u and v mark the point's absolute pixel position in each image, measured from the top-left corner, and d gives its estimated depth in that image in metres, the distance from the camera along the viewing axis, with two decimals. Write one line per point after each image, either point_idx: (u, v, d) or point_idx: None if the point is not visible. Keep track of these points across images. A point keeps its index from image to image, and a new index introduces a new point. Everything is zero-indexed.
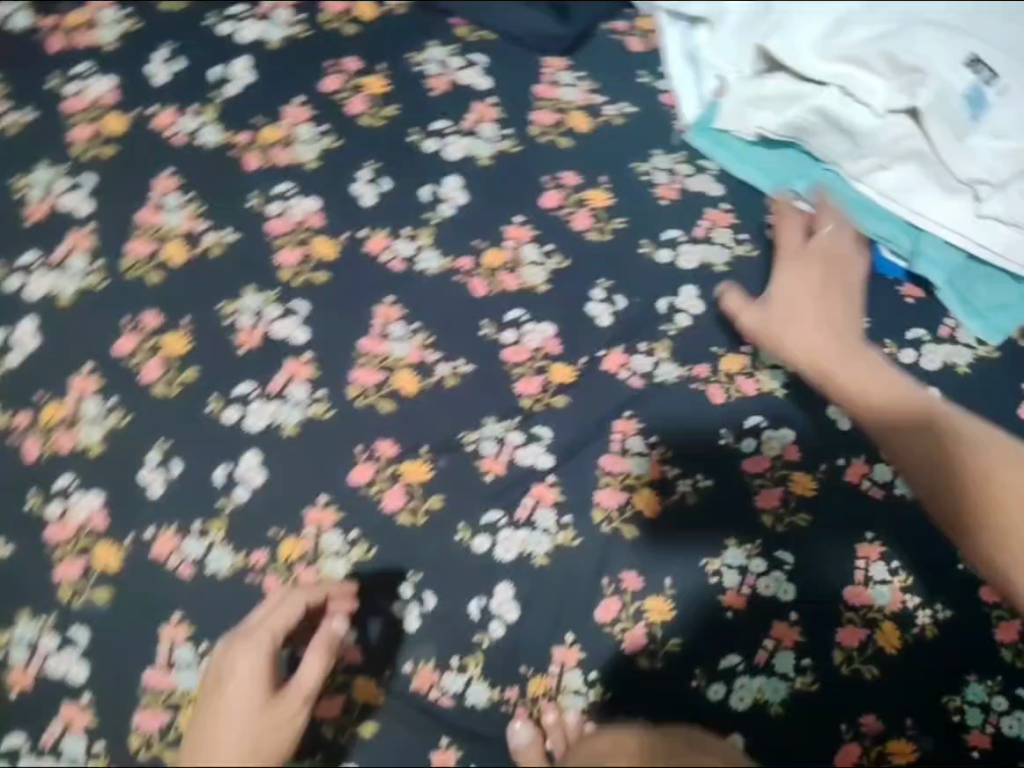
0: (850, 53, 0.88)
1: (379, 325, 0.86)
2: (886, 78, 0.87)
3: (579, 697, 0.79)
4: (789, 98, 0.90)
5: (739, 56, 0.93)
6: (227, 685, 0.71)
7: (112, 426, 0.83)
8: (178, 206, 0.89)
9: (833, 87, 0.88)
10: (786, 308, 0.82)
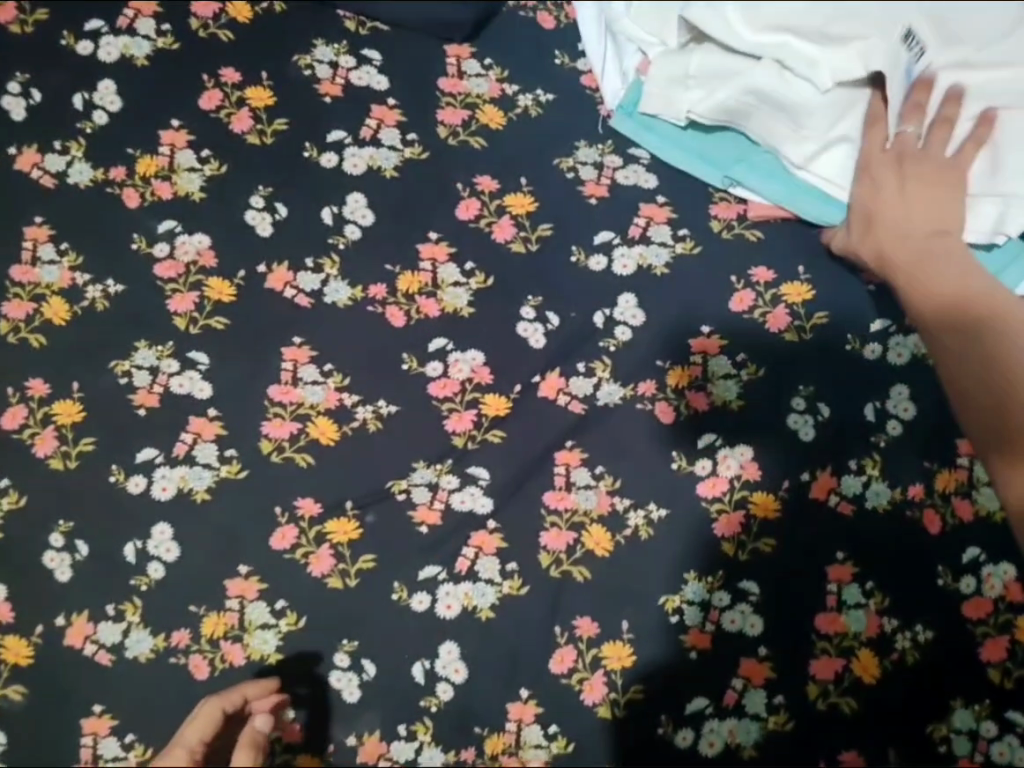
0: (779, 21, 0.81)
1: (289, 369, 0.79)
2: (823, 41, 0.79)
3: (540, 751, 0.73)
4: (720, 76, 0.81)
5: (662, 25, 0.82)
6: None
7: (6, 510, 0.76)
8: (53, 258, 0.81)
9: (768, 59, 0.80)
10: (880, 233, 0.77)
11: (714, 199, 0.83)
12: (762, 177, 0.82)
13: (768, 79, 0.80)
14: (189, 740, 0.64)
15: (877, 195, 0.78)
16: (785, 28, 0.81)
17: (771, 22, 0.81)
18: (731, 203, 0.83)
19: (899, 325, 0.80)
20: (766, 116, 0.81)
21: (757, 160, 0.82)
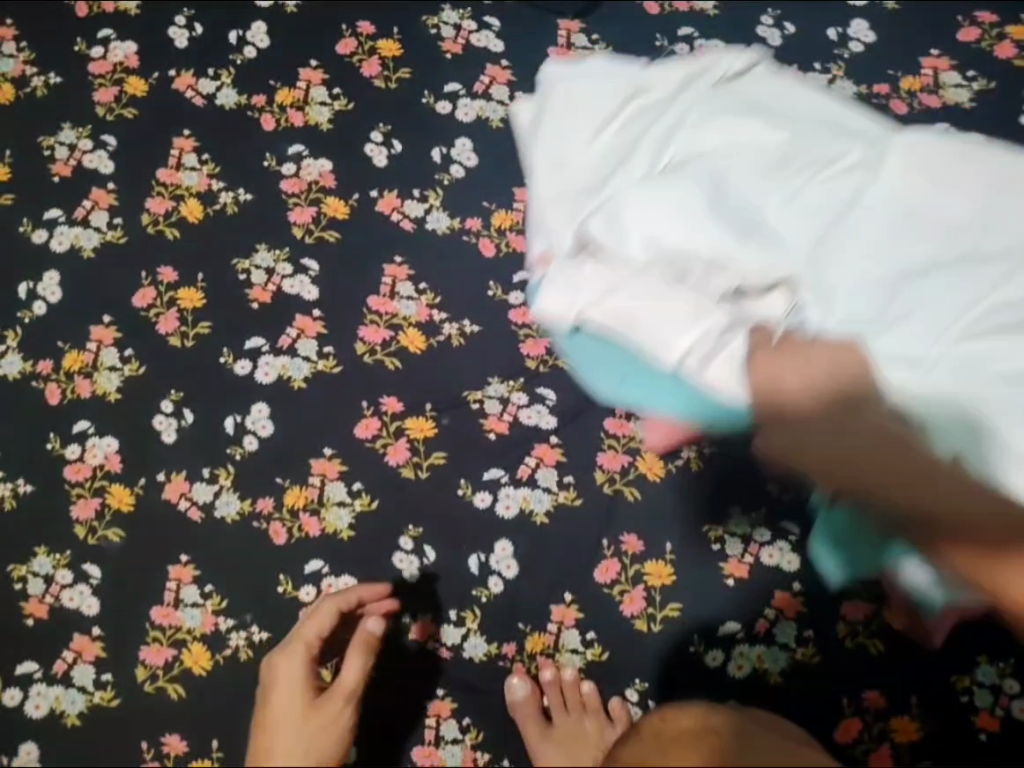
0: (678, 228, 0.79)
1: (388, 283, 0.88)
2: (708, 254, 0.78)
3: (576, 656, 0.79)
4: (614, 280, 0.76)
5: (564, 221, 0.81)
6: (270, 697, 0.69)
7: (128, 374, 0.86)
8: (195, 166, 0.91)
9: (652, 271, 0.77)
10: (787, 424, 0.70)
11: None
12: (652, 396, 0.76)
13: (656, 285, 0.75)
14: (308, 637, 0.72)
15: (790, 375, 0.70)
16: (680, 216, 0.79)
17: (667, 195, 0.79)
18: None
19: None
20: (658, 319, 0.75)
21: (648, 372, 0.76)
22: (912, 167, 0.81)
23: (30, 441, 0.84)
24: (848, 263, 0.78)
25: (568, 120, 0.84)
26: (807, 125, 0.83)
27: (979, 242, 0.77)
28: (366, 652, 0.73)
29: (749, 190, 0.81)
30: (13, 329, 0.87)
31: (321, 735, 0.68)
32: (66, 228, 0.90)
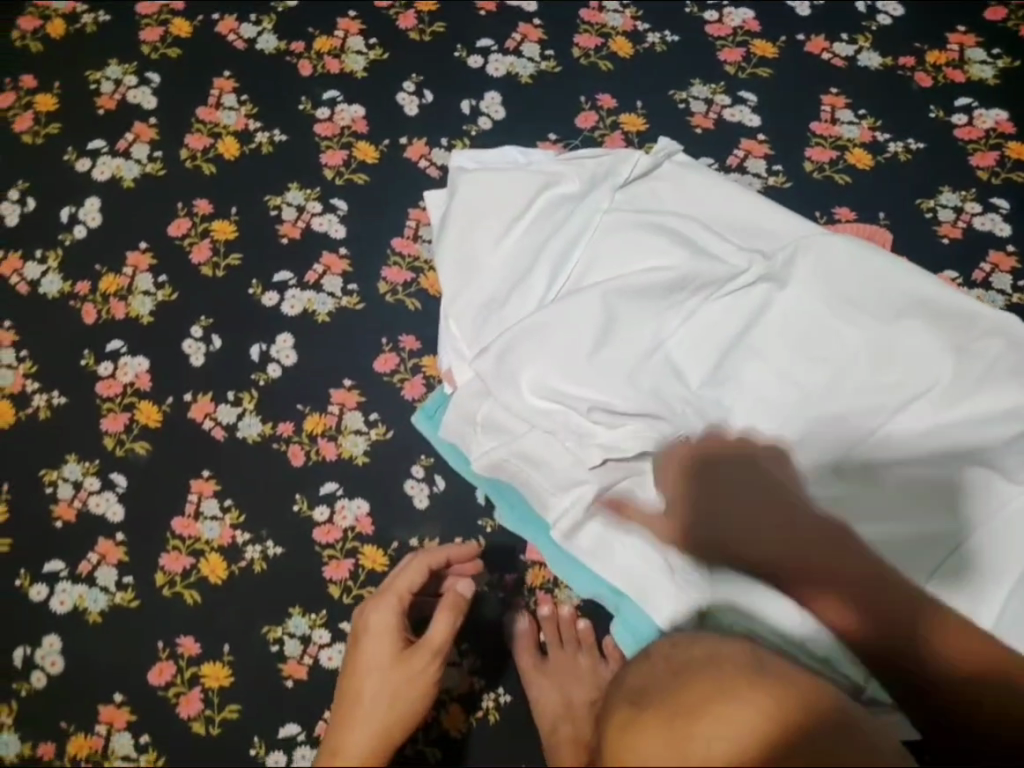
0: (567, 361, 0.79)
1: (412, 227, 0.91)
2: (607, 357, 0.79)
3: (574, 592, 0.85)
4: (507, 421, 0.81)
5: (473, 334, 0.83)
6: (363, 642, 0.72)
7: (161, 299, 0.90)
8: (233, 106, 0.95)
9: (543, 417, 0.79)
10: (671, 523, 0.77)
11: (811, 143, 0.91)
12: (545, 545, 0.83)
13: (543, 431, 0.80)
14: (400, 588, 0.74)
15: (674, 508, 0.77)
16: (578, 348, 0.79)
17: (560, 335, 0.79)
18: (826, 149, 0.91)
19: (966, 279, 0.86)
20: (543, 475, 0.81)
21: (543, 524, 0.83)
22: (819, 307, 0.79)
23: (66, 357, 0.89)
24: (736, 338, 0.79)
25: (480, 315, 0.83)
26: (702, 210, 0.85)
27: (882, 377, 0.77)
28: (454, 612, 0.74)
29: (637, 312, 0.80)
30: (55, 251, 0.91)
31: (403, 687, 0.70)
32: (108, 158, 0.94)
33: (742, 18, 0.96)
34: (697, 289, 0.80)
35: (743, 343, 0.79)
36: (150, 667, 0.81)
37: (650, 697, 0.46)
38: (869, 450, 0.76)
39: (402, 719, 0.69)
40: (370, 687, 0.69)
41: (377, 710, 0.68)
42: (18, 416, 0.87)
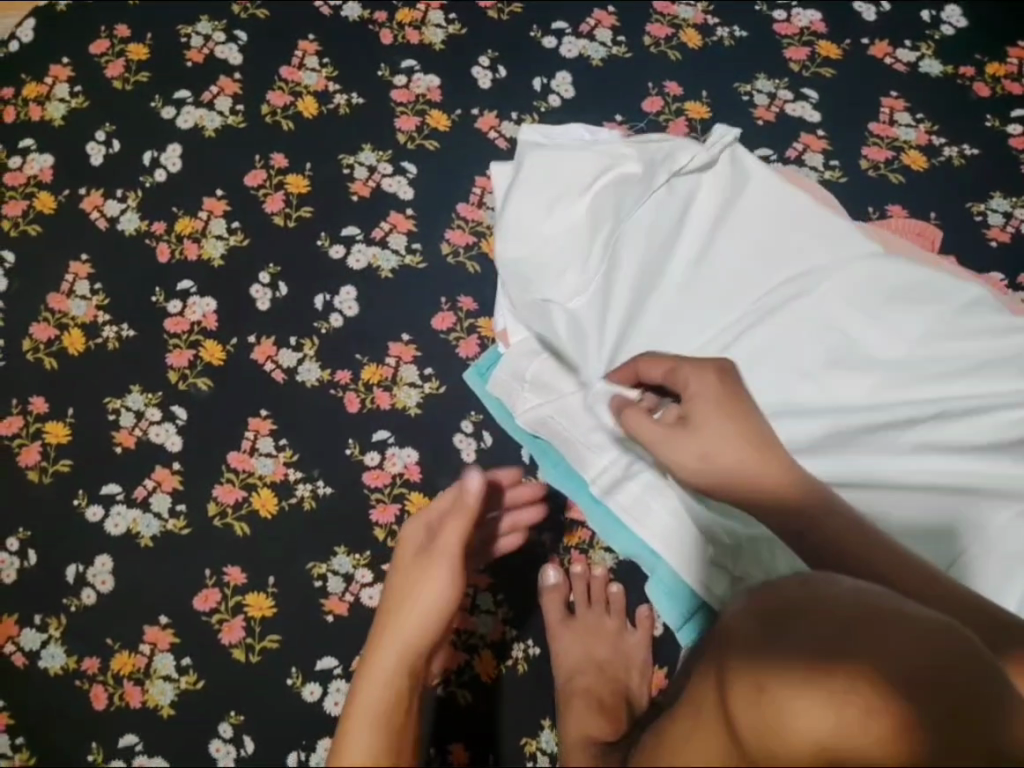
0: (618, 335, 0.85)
1: (477, 194, 0.95)
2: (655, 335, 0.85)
3: (608, 555, 0.88)
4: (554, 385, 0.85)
5: (527, 302, 0.87)
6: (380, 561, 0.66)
7: (233, 243, 0.94)
8: (315, 68, 0.99)
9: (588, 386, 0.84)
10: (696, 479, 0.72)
11: (869, 142, 0.94)
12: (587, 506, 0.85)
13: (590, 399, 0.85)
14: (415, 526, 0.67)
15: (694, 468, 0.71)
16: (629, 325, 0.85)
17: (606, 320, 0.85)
18: (883, 148, 0.94)
19: (1013, 283, 0.88)
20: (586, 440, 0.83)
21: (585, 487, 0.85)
22: (859, 306, 0.82)
23: (139, 292, 0.93)
24: (775, 332, 0.81)
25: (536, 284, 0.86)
26: (758, 200, 0.87)
27: (912, 377, 0.80)
28: (467, 522, 0.67)
29: (681, 301, 0.85)
30: (135, 191, 0.96)
31: (421, 608, 0.61)
32: (192, 109, 0.98)
33: (809, 19, 0.99)
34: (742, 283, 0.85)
35: (781, 333, 0.82)
36: (197, 592, 0.84)
37: (782, 625, 0.47)
38: (910, 435, 0.78)
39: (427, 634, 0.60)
40: (393, 618, 0.60)
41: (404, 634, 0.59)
42: (88, 345, 0.92)
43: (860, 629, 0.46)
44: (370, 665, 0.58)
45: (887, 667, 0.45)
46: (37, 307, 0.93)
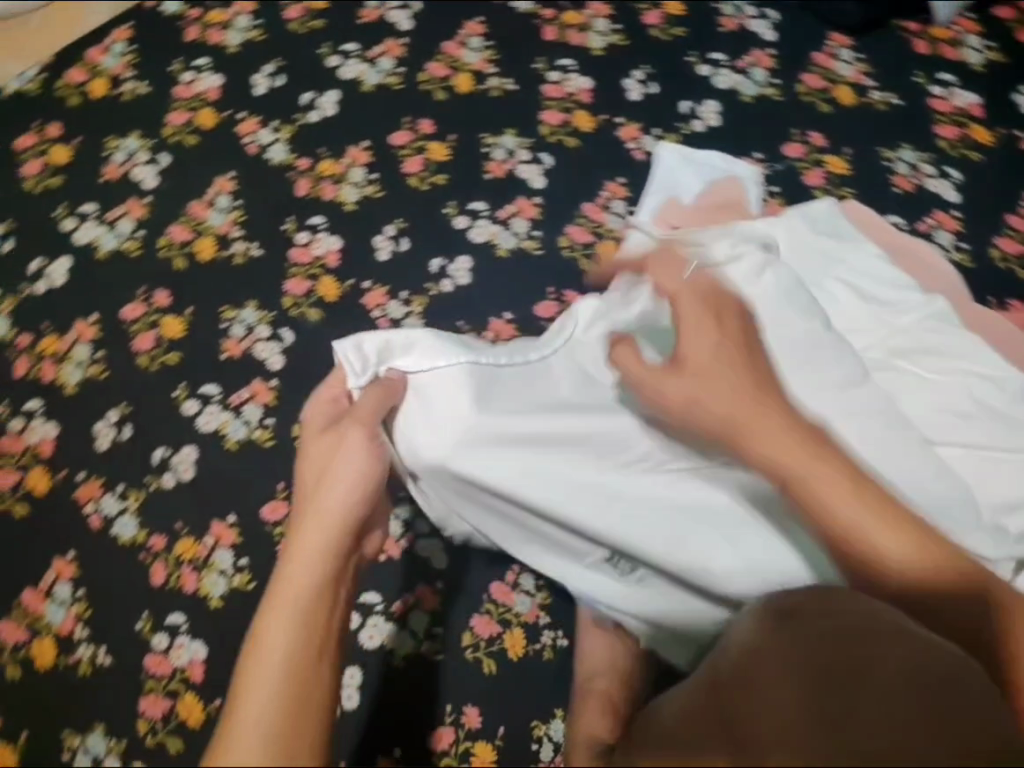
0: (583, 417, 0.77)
1: (605, 197, 0.98)
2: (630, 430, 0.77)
3: None
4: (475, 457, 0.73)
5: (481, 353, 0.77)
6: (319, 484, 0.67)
7: (368, 193, 1.00)
8: (477, 48, 1.04)
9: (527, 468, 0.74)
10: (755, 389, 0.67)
11: (1002, 233, 0.95)
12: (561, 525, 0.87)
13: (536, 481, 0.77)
14: (314, 447, 0.70)
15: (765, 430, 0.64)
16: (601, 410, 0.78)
17: (514, 425, 0.72)
18: (1015, 242, 0.94)
19: None
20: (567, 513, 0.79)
21: None
22: None
23: (272, 218, 1.00)
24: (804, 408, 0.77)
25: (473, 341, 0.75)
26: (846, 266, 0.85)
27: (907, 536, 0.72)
28: (368, 430, 0.69)
29: None
30: (288, 125, 1.03)
31: (326, 509, 0.64)
32: (356, 62, 1.05)
33: (966, 102, 1.01)
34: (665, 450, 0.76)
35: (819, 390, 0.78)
36: (267, 503, 0.90)
37: (789, 629, 0.53)
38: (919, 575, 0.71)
39: (338, 533, 0.64)
40: (303, 531, 0.64)
41: (316, 538, 0.63)
42: (217, 255, 0.99)
43: (835, 655, 0.50)
44: (289, 561, 0.62)
45: (854, 729, 0.46)
46: (178, 211, 1.00)
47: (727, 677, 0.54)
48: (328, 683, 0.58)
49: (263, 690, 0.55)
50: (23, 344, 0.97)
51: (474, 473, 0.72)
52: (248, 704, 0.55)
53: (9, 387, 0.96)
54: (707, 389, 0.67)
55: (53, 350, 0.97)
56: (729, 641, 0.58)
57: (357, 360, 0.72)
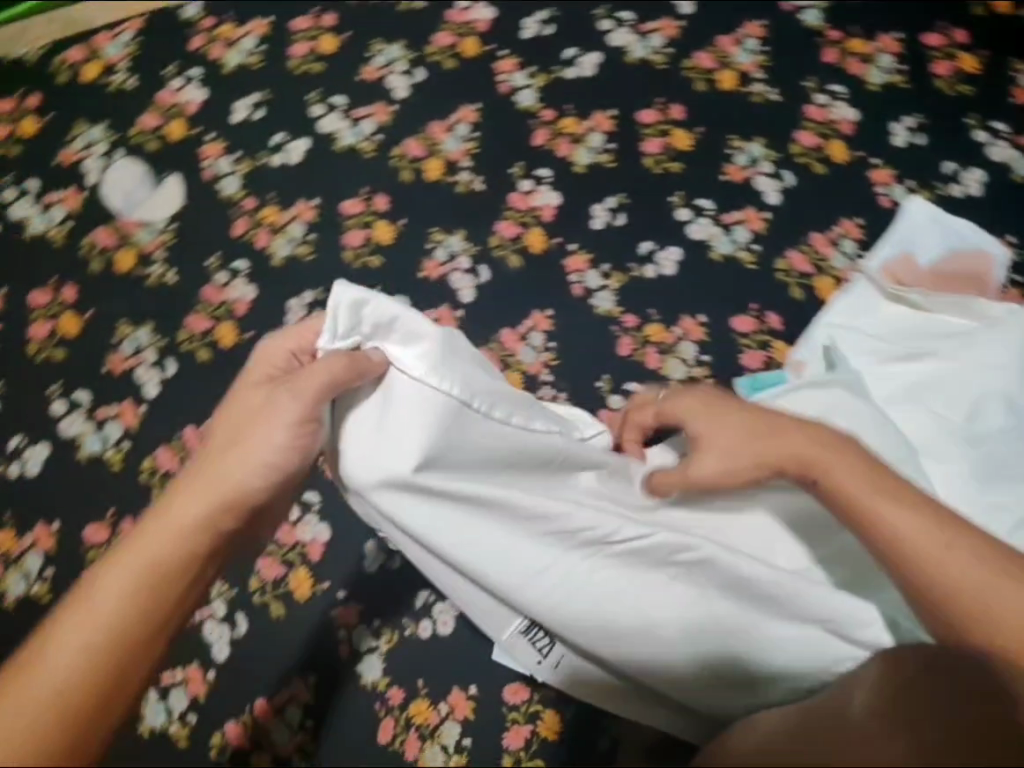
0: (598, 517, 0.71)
1: (836, 232, 0.97)
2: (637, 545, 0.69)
3: None
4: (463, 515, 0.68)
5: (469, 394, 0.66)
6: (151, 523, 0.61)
7: (601, 161, 1.00)
8: (752, 50, 1.03)
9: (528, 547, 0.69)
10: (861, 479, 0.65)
11: None
12: None
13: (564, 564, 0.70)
14: (245, 390, 0.65)
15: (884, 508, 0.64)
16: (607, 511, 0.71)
17: (441, 477, 0.65)
18: None
19: None
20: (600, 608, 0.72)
21: None
22: None
23: (504, 158, 1.02)
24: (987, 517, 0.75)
25: (462, 368, 0.65)
26: None
27: None
28: (301, 413, 0.61)
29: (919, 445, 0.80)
30: (545, 73, 1.03)
31: (227, 475, 0.61)
32: (627, 31, 1.04)
33: None
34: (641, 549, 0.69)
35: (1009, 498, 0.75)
36: None
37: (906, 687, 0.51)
38: None
39: (216, 511, 0.61)
40: (191, 487, 0.61)
41: (199, 499, 0.61)
42: (443, 178, 1.02)
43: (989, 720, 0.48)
44: (159, 512, 0.61)
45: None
46: (418, 126, 1.03)
47: (853, 727, 0.50)
48: (141, 666, 0.58)
49: (49, 679, 0.55)
50: (247, 206, 1.02)
51: (410, 503, 0.66)
52: (43, 672, 0.55)
53: (225, 243, 1.01)
54: (829, 460, 0.66)
55: (270, 220, 1.02)
56: (852, 684, 0.57)
57: (346, 318, 0.63)
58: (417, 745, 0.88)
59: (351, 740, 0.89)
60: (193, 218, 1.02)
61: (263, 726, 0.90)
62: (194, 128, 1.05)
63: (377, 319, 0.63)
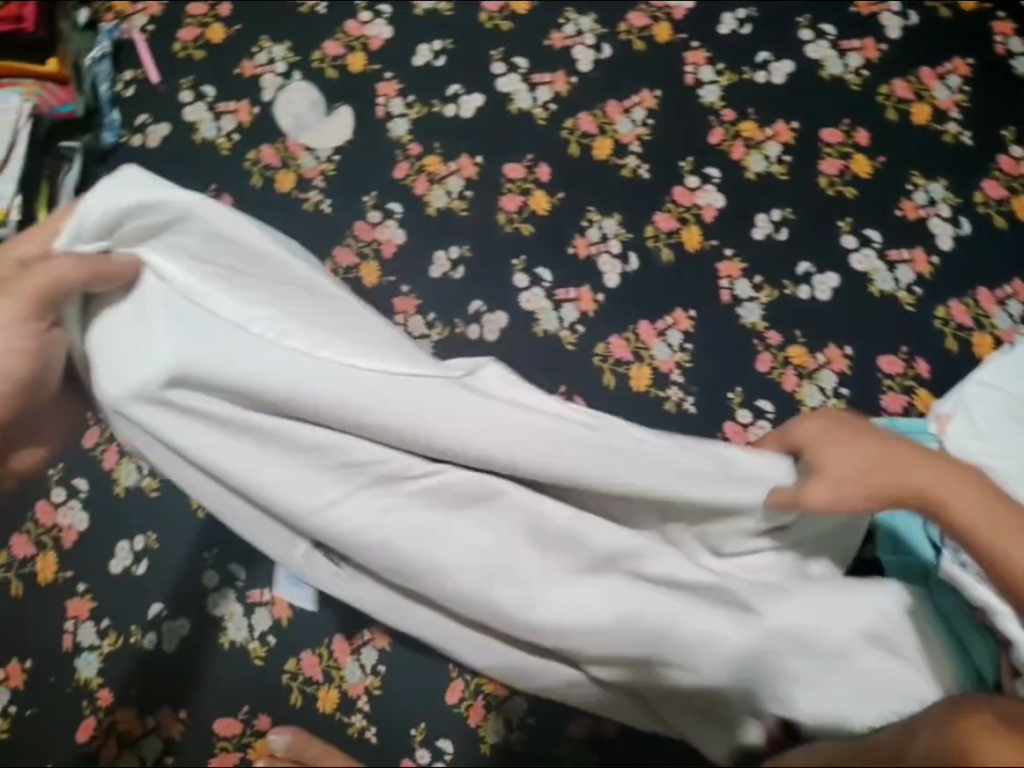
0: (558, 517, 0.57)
1: (1006, 292, 0.93)
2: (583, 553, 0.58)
3: None
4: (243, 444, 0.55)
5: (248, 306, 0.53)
6: None
7: (773, 171, 1.00)
8: (952, 87, 1.01)
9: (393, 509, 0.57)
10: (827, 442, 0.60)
11: None
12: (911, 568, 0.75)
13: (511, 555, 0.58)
14: None
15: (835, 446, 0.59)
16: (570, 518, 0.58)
17: (188, 394, 0.54)
18: None
19: None
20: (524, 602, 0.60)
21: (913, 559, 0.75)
22: None
23: (675, 151, 1.01)
24: None
25: (230, 246, 0.58)
26: None
27: None
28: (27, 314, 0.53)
29: None
30: (733, 73, 1.03)
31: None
32: (826, 45, 1.03)
33: None
34: (551, 529, 0.57)
35: None
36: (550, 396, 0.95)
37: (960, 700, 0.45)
38: None
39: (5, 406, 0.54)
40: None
41: None
42: (611, 158, 1.01)
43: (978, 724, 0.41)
44: None
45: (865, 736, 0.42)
46: (597, 102, 1.03)
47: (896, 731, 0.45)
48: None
49: None
50: (413, 151, 1.03)
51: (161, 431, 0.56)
52: None
53: (385, 183, 1.02)
54: (822, 449, 0.59)
55: (432, 169, 1.02)
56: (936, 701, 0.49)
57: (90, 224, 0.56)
58: (482, 712, 0.82)
59: (415, 699, 0.83)
60: (358, 153, 1.04)
61: (311, 681, 0.84)
62: (376, 65, 1.06)
63: (140, 219, 0.57)
